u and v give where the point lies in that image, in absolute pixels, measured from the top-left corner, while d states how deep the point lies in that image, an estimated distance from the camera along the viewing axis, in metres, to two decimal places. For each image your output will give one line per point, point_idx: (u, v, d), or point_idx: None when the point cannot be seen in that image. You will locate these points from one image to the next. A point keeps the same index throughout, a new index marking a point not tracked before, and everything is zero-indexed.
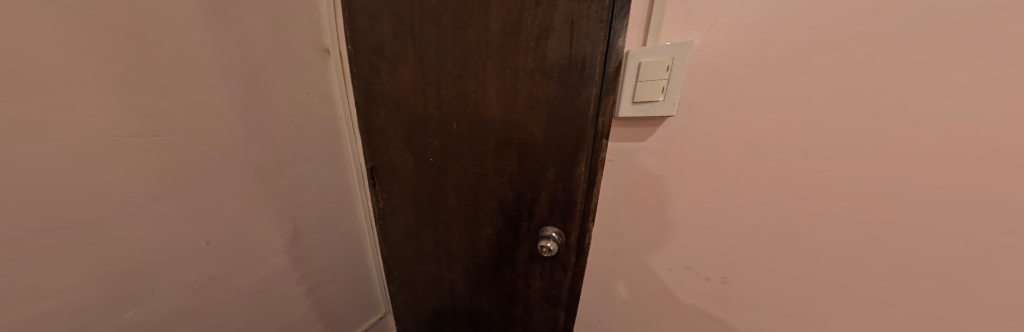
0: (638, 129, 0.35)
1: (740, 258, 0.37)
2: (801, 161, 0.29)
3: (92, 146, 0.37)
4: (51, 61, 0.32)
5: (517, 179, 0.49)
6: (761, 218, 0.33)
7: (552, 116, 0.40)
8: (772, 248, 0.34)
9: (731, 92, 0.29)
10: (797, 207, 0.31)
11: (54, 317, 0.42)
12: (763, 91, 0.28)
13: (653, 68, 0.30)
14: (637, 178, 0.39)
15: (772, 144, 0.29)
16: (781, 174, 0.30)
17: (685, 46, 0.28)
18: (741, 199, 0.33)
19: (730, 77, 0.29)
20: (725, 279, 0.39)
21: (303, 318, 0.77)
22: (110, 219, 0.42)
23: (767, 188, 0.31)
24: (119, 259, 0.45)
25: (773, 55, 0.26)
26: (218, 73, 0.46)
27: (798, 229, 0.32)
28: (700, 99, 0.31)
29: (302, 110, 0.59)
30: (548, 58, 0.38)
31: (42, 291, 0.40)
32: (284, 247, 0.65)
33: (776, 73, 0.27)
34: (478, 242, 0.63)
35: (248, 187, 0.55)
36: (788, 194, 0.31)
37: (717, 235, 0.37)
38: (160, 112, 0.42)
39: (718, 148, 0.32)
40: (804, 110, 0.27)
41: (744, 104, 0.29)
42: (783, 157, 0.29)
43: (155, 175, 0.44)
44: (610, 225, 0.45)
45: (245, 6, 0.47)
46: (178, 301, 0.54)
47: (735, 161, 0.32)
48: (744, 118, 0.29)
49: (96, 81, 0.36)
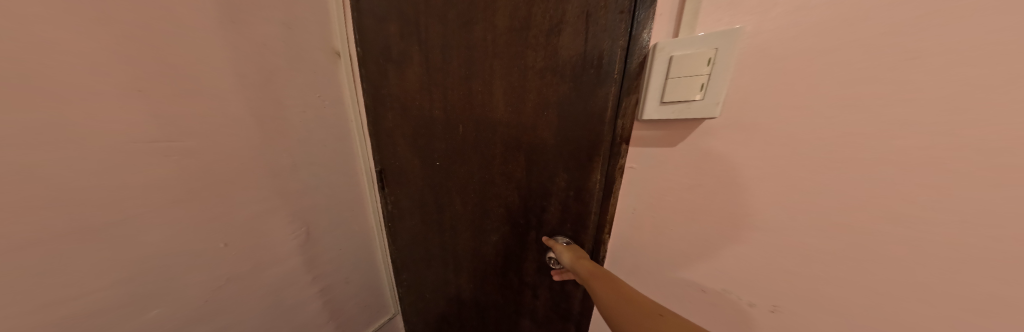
0: (666, 133, 0.30)
1: (798, 285, 0.29)
2: (909, 181, 0.20)
3: (114, 153, 0.38)
4: (65, 67, 0.32)
5: (526, 185, 0.46)
6: (834, 244, 0.25)
7: (565, 117, 0.37)
8: (851, 281, 0.26)
9: (794, 88, 0.22)
10: (896, 237, 0.22)
11: (82, 316, 0.43)
12: (845, 85, 0.20)
13: (690, 61, 0.25)
14: (663, 188, 0.33)
15: (861, 154, 0.21)
16: (876, 194, 0.22)
17: (733, 34, 0.23)
18: (805, 220, 0.26)
19: (795, 69, 0.22)
20: (775, 307, 0.31)
21: (316, 319, 0.77)
22: (128, 225, 0.42)
23: (848, 208, 0.24)
24: (140, 262, 0.45)
25: (863, 38, 0.19)
26: (236, 78, 0.46)
27: (888, 267, 0.24)
28: (749, 96, 0.25)
29: (314, 113, 0.59)
30: (560, 55, 0.34)
31: (70, 292, 0.41)
32: (297, 249, 0.65)
33: (868, 60, 0.19)
34: (484, 248, 0.60)
35: (263, 189, 0.54)
36: (879, 218, 0.22)
37: (767, 256, 0.29)
38: (180, 118, 0.42)
39: (779, 156, 0.25)
40: (908, 109, 0.19)
41: (815, 101, 0.22)
42: (877, 171, 0.21)
43: (176, 179, 0.44)
44: (629, 238, 0.40)
45: (259, 10, 0.46)
46: (199, 301, 0.54)
47: (801, 171, 0.24)
48: (820, 120, 0.22)
49: (119, 90, 0.36)
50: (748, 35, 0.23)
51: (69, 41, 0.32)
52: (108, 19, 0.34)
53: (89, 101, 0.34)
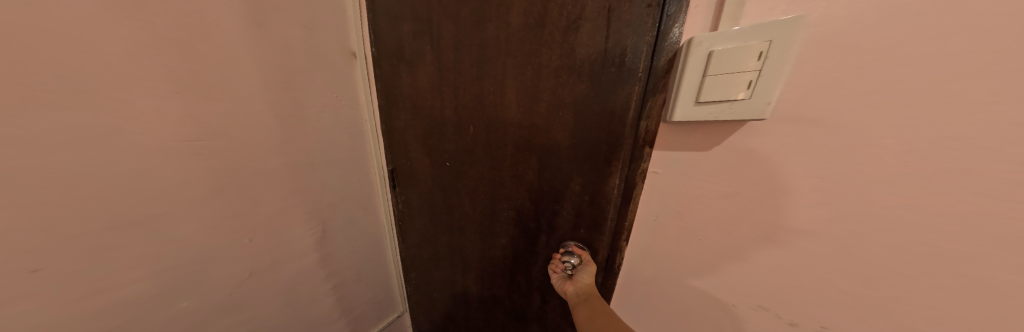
0: (698, 135, 0.28)
1: (856, 308, 0.25)
2: (1014, 198, 0.16)
3: (150, 152, 0.37)
4: (111, 67, 0.32)
5: (538, 190, 0.44)
6: (900, 268, 0.22)
7: (582, 119, 0.35)
8: (920, 307, 0.22)
9: (864, 85, 0.19)
10: (984, 263, 0.19)
11: (117, 305, 0.43)
12: (937, 80, 0.16)
13: (734, 56, 0.22)
14: (692, 195, 0.30)
15: (960, 165, 0.17)
16: (962, 212, 0.18)
17: (795, 23, 0.19)
18: (871, 236, 0.22)
19: (868, 63, 0.18)
20: (823, 329, 0.28)
21: (329, 316, 0.75)
22: (165, 220, 0.41)
23: (924, 227, 0.20)
24: (174, 255, 0.45)
25: (970, 21, 0.15)
26: (258, 80, 0.44)
27: (977, 294, 0.20)
28: (812, 93, 0.21)
29: (333, 114, 0.57)
30: (578, 53, 0.33)
31: (109, 282, 0.41)
32: (314, 246, 0.63)
33: (977, 47, 0.15)
34: (492, 250, 0.59)
35: (282, 188, 0.53)
36: (964, 242, 0.19)
37: (815, 271, 0.26)
38: (209, 118, 0.41)
39: (839, 161, 0.21)
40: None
41: (888, 102, 0.18)
42: (971, 188, 0.17)
43: (205, 178, 0.43)
44: (652, 247, 0.37)
45: (281, 11, 0.44)
46: (223, 295, 0.53)
47: (871, 181, 0.20)
48: (903, 122, 0.18)
49: (155, 91, 0.35)
50: (811, 24, 0.20)
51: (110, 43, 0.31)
52: (146, 19, 0.33)
53: (127, 102, 0.34)
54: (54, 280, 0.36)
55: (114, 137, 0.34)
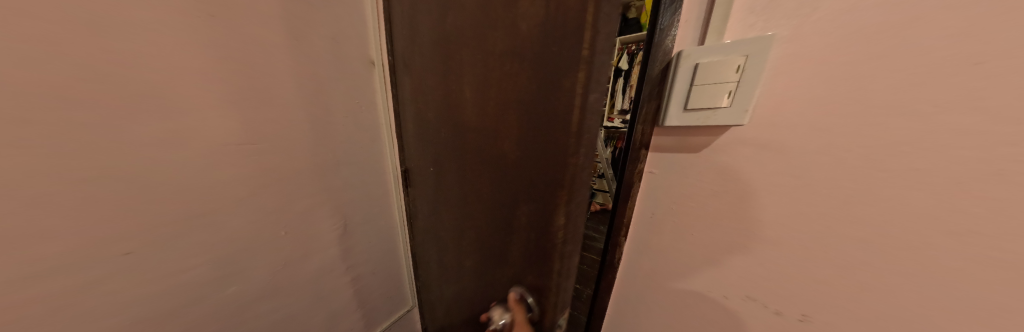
0: (687, 139, 0.29)
1: (834, 298, 0.26)
2: (958, 192, 0.18)
3: (214, 154, 0.42)
4: (184, 81, 0.37)
5: (491, 215, 0.39)
6: (870, 260, 0.23)
7: (527, 127, 0.30)
8: (890, 297, 0.23)
9: (835, 94, 0.21)
10: (937, 252, 0.20)
11: (180, 288, 0.46)
12: (895, 89, 0.18)
13: (717, 68, 0.24)
14: (683, 193, 0.32)
15: (920, 165, 0.19)
16: (917, 206, 0.20)
17: (764, 42, 0.23)
18: (842, 229, 0.24)
19: (835, 73, 0.21)
20: (804, 316, 0.29)
21: (346, 305, 0.79)
22: (225, 211, 0.46)
23: (887, 221, 0.21)
24: (232, 241, 0.49)
25: (913, 41, 0.17)
26: (294, 88, 0.49)
27: (941, 284, 0.21)
28: (790, 100, 0.23)
29: (354, 119, 0.61)
30: (521, 27, 0.29)
31: (177, 267, 0.45)
32: (337, 240, 0.67)
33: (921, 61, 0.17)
34: (461, 271, 0.55)
35: (310, 186, 0.57)
36: (923, 233, 0.20)
37: (795, 262, 0.27)
38: (257, 123, 0.46)
39: (813, 161, 0.23)
40: (965, 118, 0.17)
41: (854, 108, 0.20)
42: (923, 183, 0.19)
43: (256, 177, 0.48)
44: (647, 242, 0.38)
45: (312, 26, 0.49)
46: (264, 281, 0.57)
47: (842, 180, 0.22)
48: (873, 126, 0.20)
49: (217, 101, 0.41)
50: (782, 40, 0.23)
51: (180, 61, 0.36)
52: (211, 37, 0.38)
53: (194, 112, 0.39)
54: (127, 266, 0.40)
55: (189, 139, 0.39)
